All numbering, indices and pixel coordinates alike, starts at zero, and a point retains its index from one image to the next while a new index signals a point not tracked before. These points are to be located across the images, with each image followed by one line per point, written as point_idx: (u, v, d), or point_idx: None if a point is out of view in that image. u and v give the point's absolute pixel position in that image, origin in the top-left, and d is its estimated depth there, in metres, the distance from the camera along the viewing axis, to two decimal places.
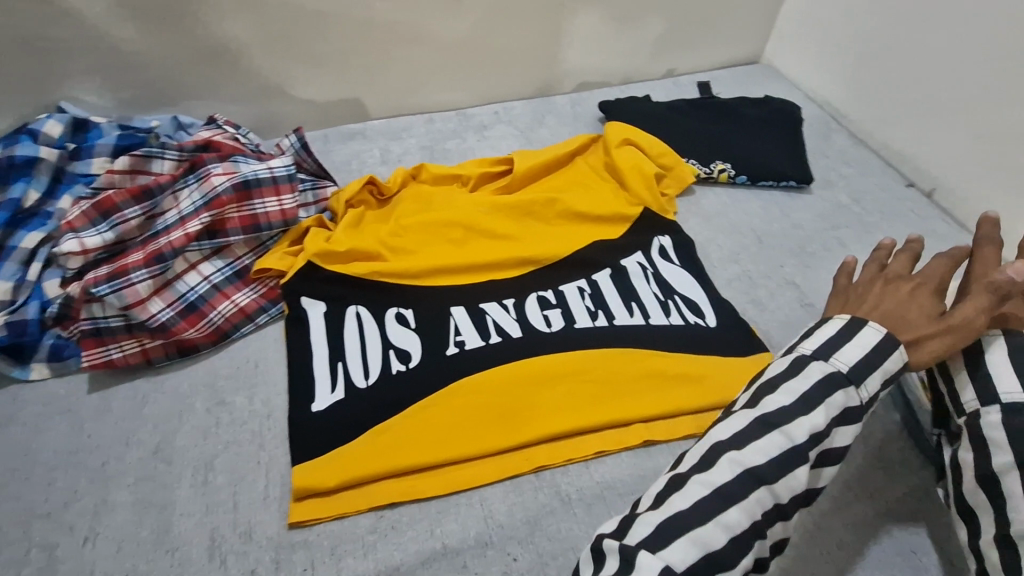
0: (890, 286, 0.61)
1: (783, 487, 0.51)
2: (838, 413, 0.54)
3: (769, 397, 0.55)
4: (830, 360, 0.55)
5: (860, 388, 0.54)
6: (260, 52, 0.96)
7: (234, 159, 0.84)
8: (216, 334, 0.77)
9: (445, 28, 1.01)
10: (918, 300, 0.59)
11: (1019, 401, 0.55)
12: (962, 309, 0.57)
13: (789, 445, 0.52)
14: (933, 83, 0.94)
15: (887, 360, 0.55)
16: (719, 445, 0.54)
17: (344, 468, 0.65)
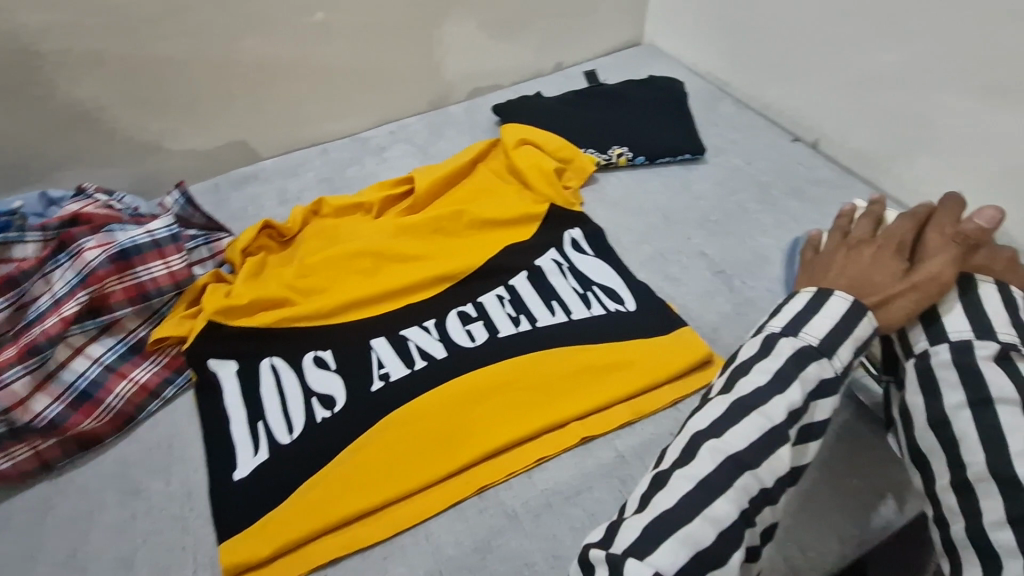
0: (860, 251, 0.61)
1: (765, 469, 0.51)
2: (813, 387, 0.53)
3: (744, 380, 0.55)
4: (799, 335, 0.55)
5: (832, 359, 0.54)
6: (124, 111, 0.91)
7: (108, 228, 0.77)
8: (118, 420, 0.71)
9: (318, 56, 0.99)
10: (885, 262, 0.59)
11: (967, 338, 0.56)
12: (928, 267, 0.57)
13: (769, 425, 0.51)
14: (794, 41, 0.99)
15: (857, 326, 0.55)
16: (699, 435, 0.53)
17: (278, 534, 0.62)
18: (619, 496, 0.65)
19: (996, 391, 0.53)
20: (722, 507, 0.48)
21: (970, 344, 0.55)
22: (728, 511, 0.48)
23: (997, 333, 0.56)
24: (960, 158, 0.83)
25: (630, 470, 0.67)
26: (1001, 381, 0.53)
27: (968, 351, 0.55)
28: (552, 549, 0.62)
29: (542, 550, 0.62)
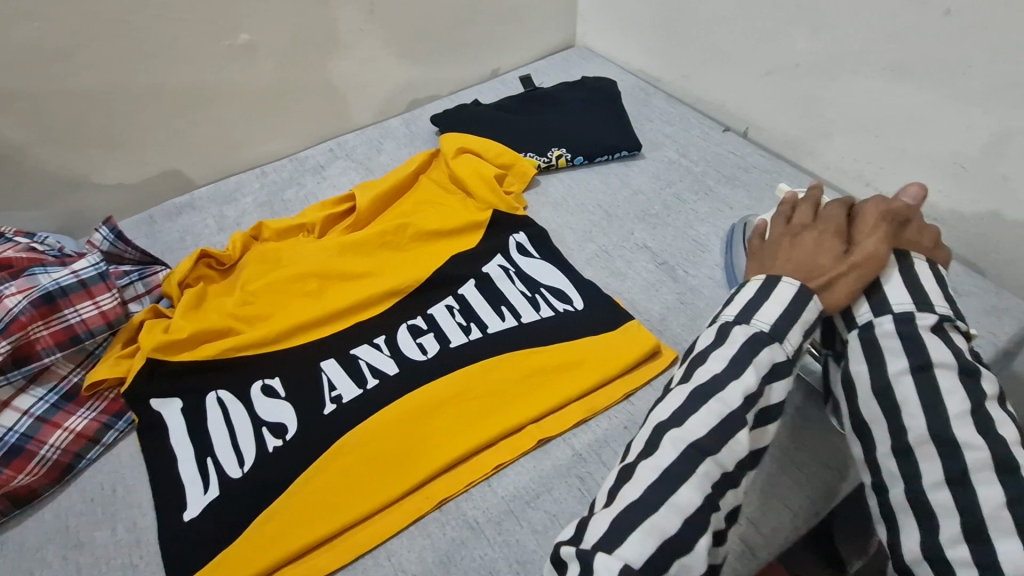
0: (802, 235, 0.63)
1: (726, 453, 0.52)
2: (767, 370, 0.54)
3: (702, 368, 0.56)
4: (752, 322, 0.57)
5: (784, 342, 0.56)
6: (41, 148, 0.87)
7: (30, 272, 0.74)
8: (55, 471, 0.68)
9: (245, 79, 0.97)
10: (826, 244, 0.61)
11: (909, 309, 0.57)
12: (864, 245, 0.60)
13: (726, 410, 0.53)
14: (715, 35, 1.02)
15: (805, 309, 0.57)
16: (660, 425, 0.54)
17: (235, 571, 0.60)
18: (579, 495, 0.66)
19: (936, 356, 0.55)
20: (676, 496, 0.49)
21: (910, 314, 0.57)
22: (692, 498, 0.49)
23: (935, 306, 0.58)
24: (877, 138, 0.88)
25: (587, 468, 0.68)
26: (939, 347, 0.55)
27: (911, 321, 0.56)
28: (516, 555, 0.62)
29: (505, 557, 0.62)
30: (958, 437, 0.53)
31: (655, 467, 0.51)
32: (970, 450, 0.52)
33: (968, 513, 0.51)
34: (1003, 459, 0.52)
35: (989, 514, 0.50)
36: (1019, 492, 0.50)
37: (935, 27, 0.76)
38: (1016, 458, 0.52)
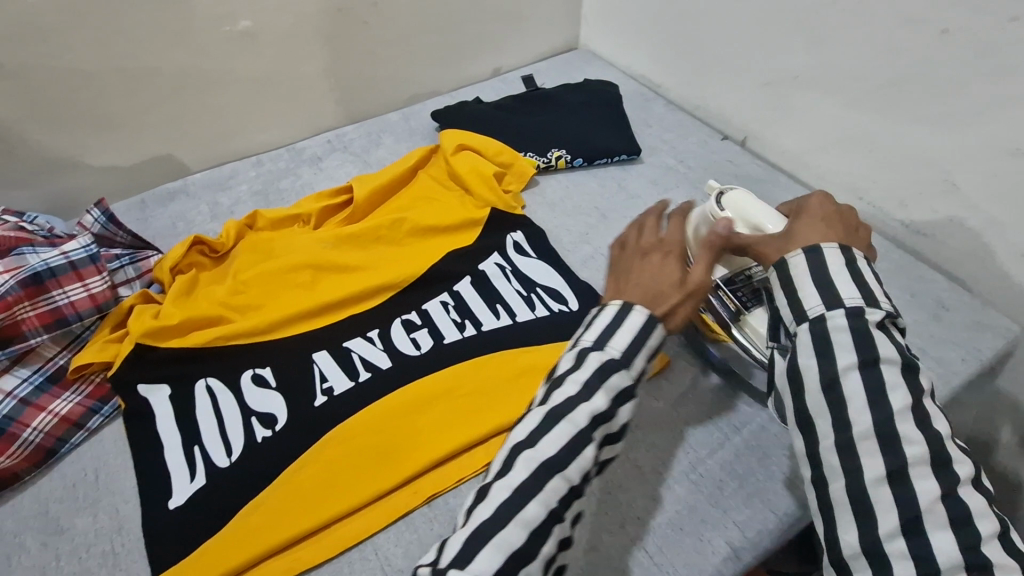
0: (648, 259, 0.62)
1: (573, 470, 0.51)
2: (618, 394, 0.54)
3: (559, 392, 0.54)
4: (606, 348, 0.55)
5: (632, 369, 0.55)
6: (32, 126, 0.86)
7: (18, 251, 0.72)
8: (37, 455, 0.67)
9: (245, 65, 0.96)
10: (665, 270, 0.60)
11: (859, 305, 0.52)
12: (699, 273, 0.60)
13: (575, 430, 0.52)
14: (717, 44, 1.03)
15: (651, 335, 0.56)
16: (515, 448, 0.52)
17: (220, 559, 0.60)
18: None
19: (883, 351, 0.51)
20: (524, 512, 0.49)
21: (861, 310, 0.51)
22: (537, 513, 0.49)
23: (881, 302, 0.53)
24: (871, 153, 0.89)
25: None
26: (884, 340, 0.51)
27: (860, 316, 0.51)
28: None
29: None
30: (900, 431, 0.50)
31: (508, 485, 0.50)
32: (910, 445, 0.49)
33: (905, 509, 0.49)
34: (939, 453, 0.50)
35: (927, 510, 0.48)
36: (952, 486, 0.49)
37: (932, 45, 0.77)
38: (949, 452, 0.50)
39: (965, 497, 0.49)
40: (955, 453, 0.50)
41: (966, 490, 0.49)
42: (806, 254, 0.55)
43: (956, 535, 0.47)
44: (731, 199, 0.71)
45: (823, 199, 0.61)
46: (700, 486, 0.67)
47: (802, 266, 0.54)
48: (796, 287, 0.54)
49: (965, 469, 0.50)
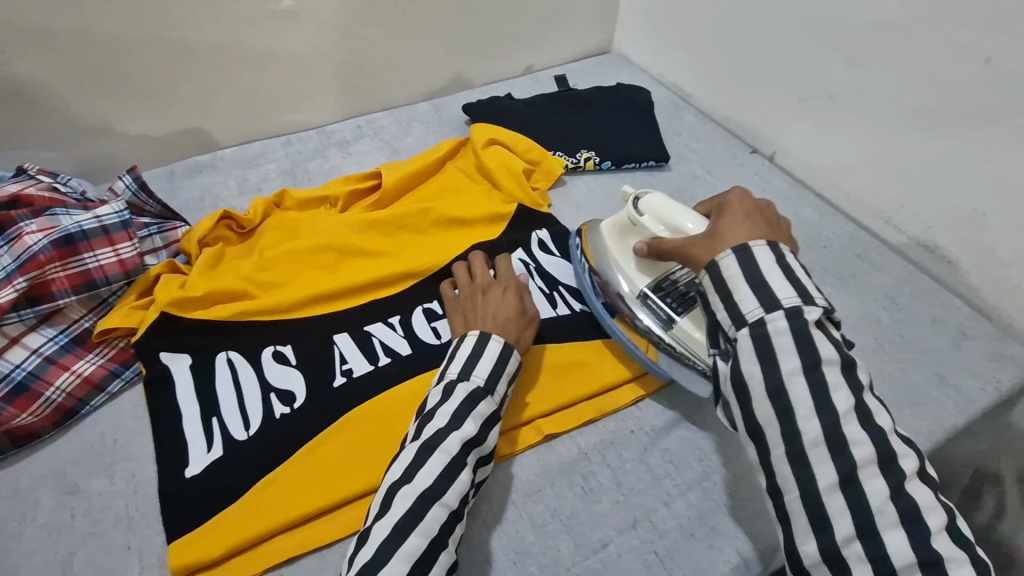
0: (488, 298, 0.73)
1: (451, 494, 0.55)
2: (483, 420, 0.60)
3: (431, 425, 0.59)
4: (471, 378, 0.62)
5: (493, 394, 0.62)
6: (70, 89, 0.85)
7: (52, 212, 0.73)
8: (57, 415, 0.67)
9: (284, 44, 0.96)
10: (506, 305, 0.71)
11: (796, 303, 0.53)
12: (531, 305, 0.74)
13: (449, 459, 0.56)
14: (754, 57, 1.03)
15: (508, 363, 0.65)
16: (393, 486, 0.55)
17: (234, 531, 0.60)
18: (582, 493, 0.66)
19: (824, 353, 0.51)
20: (404, 546, 0.51)
21: (797, 312, 0.52)
22: (418, 543, 0.52)
23: (815, 299, 0.54)
24: (902, 177, 0.89)
25: (590, 466, 0.68)
26: (823, 340, 0.52)
27: (800, 315, 0.52)
28: (514, 545, 0.62)
29: (503, 546, 0.62)
30: (848, 434, 0.50)
31: (388, 523, 0.52)
32: (858, 448, 0.50)
33: (858, 511, 0.49)
34: (884, 450, 0.50)
35: (878, 510, 0.48)
36: (899, 483, 0.49)
37: (975, 73, 0.77)
38: (894, 448, 0.50)
39: (911, 491, 0.49)
40: (899, 448, 0.50)
41: (912, 482, 0.49)
42: (736, 258, 0.56)
43: (905, 532, 0.47)
44: (649, 201, 0.72)
45: (743, 196, 0.63)
46: (712, 492, 0.67)
47: (735, 270, 0.55)
48: (733, 291, 0.55)
49: (909, 462, 0.50)
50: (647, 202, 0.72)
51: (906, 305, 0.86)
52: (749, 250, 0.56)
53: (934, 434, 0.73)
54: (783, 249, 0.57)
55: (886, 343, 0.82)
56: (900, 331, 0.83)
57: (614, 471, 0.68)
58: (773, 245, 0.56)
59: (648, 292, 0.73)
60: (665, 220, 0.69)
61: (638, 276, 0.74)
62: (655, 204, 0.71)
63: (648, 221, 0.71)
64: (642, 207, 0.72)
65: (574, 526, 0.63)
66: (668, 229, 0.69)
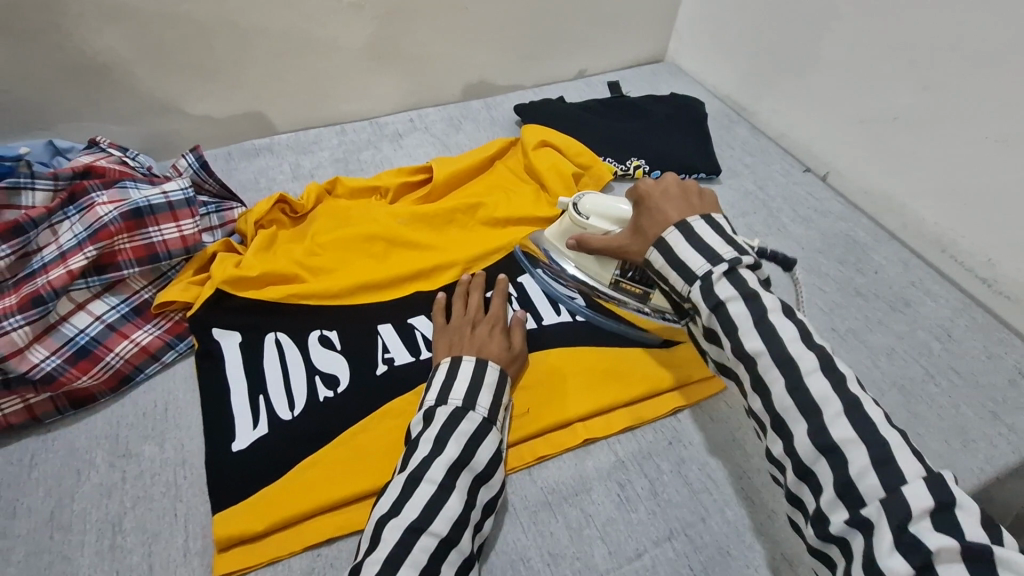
0: (476, 331, 0.71)
1: (439, 522, 0.53)
2: (467, 440, 0.58)
3: (414, 456, 0.58)
4: (447, 402, 0.61)
5: (475, 409, 0.61)
6: (144, 67, 0.88)
7: (122, 184, 0.76)
8: (115, 379, 0.70)
9: (349, 35, 0.98)
10: (496, 338, 0.70)
11: (708, 270, 0.56)
12: (518, 340, 0.72)
13: (434, 488, 0.55)
14: (816, 75, 1.01)
15: (487, 374, 0.64)
16: (379, 521, 0.54)
17: (275, 508, 0.61)
18: (617, 500, 0.66)
19: (723, 294, 0.55)
20: None
21: (707, 275, 0.56)
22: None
23: (722, 255, 0.56)
24: (965, 207, 0.86)
25: (626, 474, 0.68)
26: (725, 283, 0.55)
27: (710, 279, 0.56)
28: (548, 547, 0.62)
29: (538, 546, 0.62)
30: (747, 350, 0.54)
31: (399, 526, 0.52)
32: (759, 357, 0.53)
33: (770, 414, 0.53)
34: (779, 354, 0.52)
35: (782, 408, 0.52)
36: (796, 380, 0.51)
37: None
38: (789, 350, 0.52)
39: (808, 386, 0.51)
40: (795, 350, 0.52)
41: (810, 376, 0.51)
42: (656, 251, 0.60)
43: (808, 425, 0.50)
44: (588, 205, 0.76)
45: (651, 181, 0.65)
46: (750, 511, 0.66)
47: (660, 262, 0.60)
48: (665, 278, 0.60)
49: (807, 360, 0.52)
50: (586, 205, 0.76)
51: (960, 337, 0.84)
52: (662, 239, 0.60)
53: (984, 472, 0.71)
54: (692, 222, 0.59)
55: (937, 375, 0.80)
56: (952, 364, 0.81)
57: (652, 482, 0.68)
58: (681, 224, 0.59)
59: (618, 276, 0.76)
60: (612, 215, 0.74)
61: (604, 266, 0.76)
62: (596, 205, 0.75)
63: (593, 222, 0.75)
64: (581, 211, 0.76)
65: (610, 534, 0.63)
66: (614, 224, 0.74)
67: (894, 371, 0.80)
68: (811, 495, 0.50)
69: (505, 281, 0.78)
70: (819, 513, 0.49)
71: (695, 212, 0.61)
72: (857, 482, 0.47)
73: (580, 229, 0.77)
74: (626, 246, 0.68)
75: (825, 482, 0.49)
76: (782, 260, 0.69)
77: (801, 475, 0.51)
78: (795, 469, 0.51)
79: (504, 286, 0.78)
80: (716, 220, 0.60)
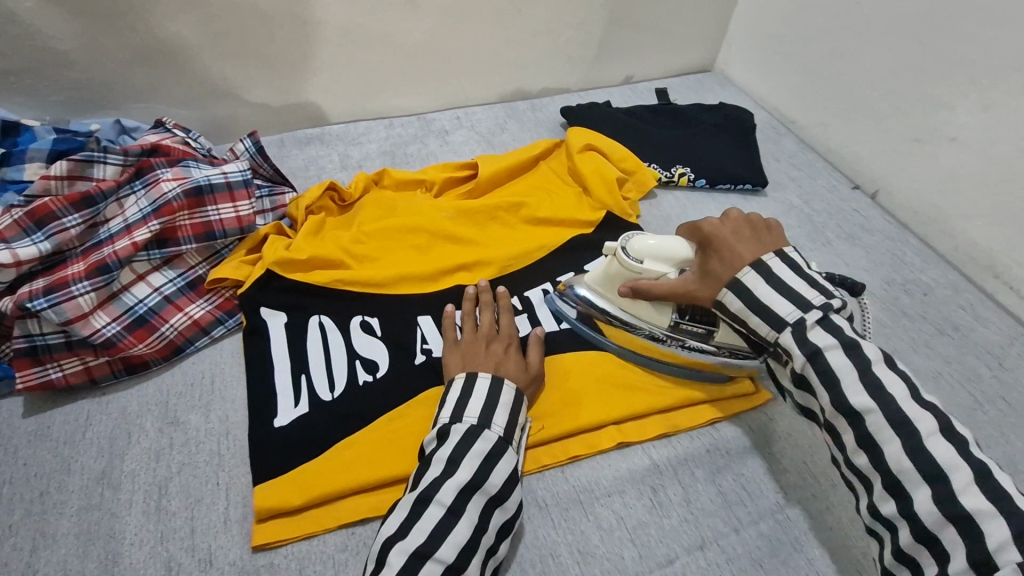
0: (490, 347, 0.70)
1: (447, 548, 0.52)
2: (481, 461, 0.57)
3: (426, 475, 0.57)
4: (461, 420, 0.60)
5: (491, 427, 0.60)
6: (208, 54, 0.91)
7: (185, 163, 0.79)
8: (168, 349, 0.73)
9: (404, 31, 1.00)
10: (511, 358, 0.69)
11: (799, 316, 0.58)
12: (534, 356, 0.71)
13: (443, 512, 0.54)
14: (870, 91, 0.99)
15: (502, 392, 0.63)
16: (386, 543, 0.52)
17: (312, 485, 0.63)
18: (649, 505, 0.66)
19: (822, 343, 0.56)
20: None
21: (799, 321, 0.58)
22: None
23: (811, 301, 0.58)
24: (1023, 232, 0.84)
25: (660, 480, 0.68)
26: (818, 331, 0.57)
27: (801, 324, 0.57)
28: (578, 545, 0.62)
29: (568, 543, 0.62)
30: (853, 405, 0.55)
31: (406, 549, 0.51)
32: (868, 414, 0.54)
33: (882, 473, 0.53)
34: (895, 415, 0.53)
35: (897, 469, 0.52)
36: (916, 442, 0.52)
37: None
38: (905, 412, 0.53)
39: (930, 449, 0.51)
40: (911, 411, 0.53)
41: (931, 441, 0.51)
42: (732, 293, 0.61)
43: (931, 488, 0.50)
44: (638, 247, 0.70)
45: (716, 221, 0.66)
46: (785, 527, 0.65)
47: (740, 305, 0.60)
48: (744, 321, 0.61)
49: (926, 423, 0.52)
50: (637, 248, 0.70)
51: (1012, 366, 0.82)
52: (739, 281, 0.61)
53: None
54: (768, 262, 0.60)
55: (985, 404, 0.77)
56: (1003, 393, 0.78)
57: (685, 489, 0.67)
58: (758, 265, 0.60)
59: (677, 317, 0.73)
60: (669, 258, 0.69)
61: (660, 310, 0.73)
62: (651, 248, 0.69)
63: (649, 266, 0.70)
64: (633, 254, 0.70)
65: (641, 537, 0.63)
66: (672, 267, 0.69)
67: (940, 396, 0.78)
68: (933, 561, 0.49)
69: (507, 295, 0.77)
70: None
71: (766, 251, 0.62)
72: (997, 554, 0.46)
73: (633, 274, 0.71)
74: (690, 288, 0.66)
75: (955, 551, 0.48)
76: (852, 286, 0.68)
77: (922, 538, 0.50)
78: (913, 532, 0.50)
79: (508, 300, 0.76)
80: (791, 256, 0.61)
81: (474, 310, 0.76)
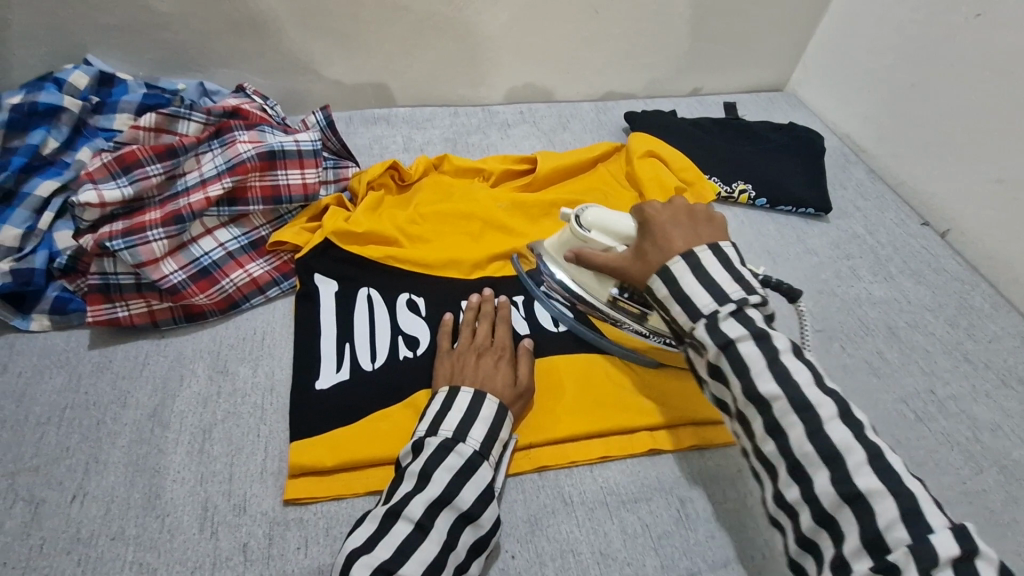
0: (480, 360, 0.68)
1: (411, 564, 0.52)
2: (451, 477, 0.56)
3: (398, 489, 0.57)
4: (436, 433, 0.59)
5: (465, 441, 0.59)
6: (294, 28, 0.95)
7: (260, 128, 0.83)
8: (225, 302, 0.76)
9: (480, 22, 1.01)
10: (502, 372, 0.67)
11: (713, 307, 0.55)
12: (524, 371, 0.69)
13: (411, 527, 0.54)
14: (952, 126, 0.95)
15: (483, 406, 0.62)
16: (351, 555, 0.52)
17: (344, 448, 0.64)
18: (676, 517, 0.65)
19: (732, 334, 0.54)
20: None
21: (713, 313, 0.55)
22: None
23: (729, 294, 0.56)
24: None
25: (689, 494, 0.66)
26: (731, 322, 0.54)
27: (716, 317, 0.55)
28: (600, 545, 0.62)
29: (590, 543, 0.62)
30: (761, 394, 0.52)
31: (370, 563, 0.51)
32: None
33: (786, 459, 0.52)
34: (797, 400, 0.51)
35: (800, 453, 0.51)
36: (815, 427, 0.50)
37: None
38: (808, 397, 0.51)
39: (828, 433, 0.50)
40: (813, 396, 0.51)
41: (830, 424, 0.50)
42: (659, 280, 0.60)
43: (828, 472, 0.49)
44: (591, 218, 0.72)
45: (659, 207, 0.66)
46: None
47: (665, 293, 0.59)
48: (666, 309, 0.59)
49: (826, 408, 0.51)
50: (589, 218, 0.72)
51: None
52: (667, 269, 0.59)
53: None
54: (699, 254, 0.59)
55: None
56: None
57: (715, 506, 0.66)
58: (687, 254, 0.59)
59: (615, 295, 0.73)
60: (616, 232, 0.70)
61: (602, 283, 0.73)
62: (603, 220, 0.71)
63: (595, 236, 0.71)
64: (584, 223, 0.72)
65: (665, 548, 0.62)
66: (619, 243, 0.70)
67: (995, 448, 0.74)
68: (830, 543, 0.48)
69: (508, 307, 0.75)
70: (839, 562, 0.48)
71: (700, 240, 0.61)
72: (886, 535, 0.46)
73: (580, 242, 0.73)
74: (626, 269, 0.66)
75: (849, 534, 0.47)
76: (788, 292, 0.68)
77: (820, 522, 0.49)
78: (814, 516, 0.49)
79: (505, 311, 0.75)
80: (723, 250, 0.59)
81: (474, 318, 0.74)
